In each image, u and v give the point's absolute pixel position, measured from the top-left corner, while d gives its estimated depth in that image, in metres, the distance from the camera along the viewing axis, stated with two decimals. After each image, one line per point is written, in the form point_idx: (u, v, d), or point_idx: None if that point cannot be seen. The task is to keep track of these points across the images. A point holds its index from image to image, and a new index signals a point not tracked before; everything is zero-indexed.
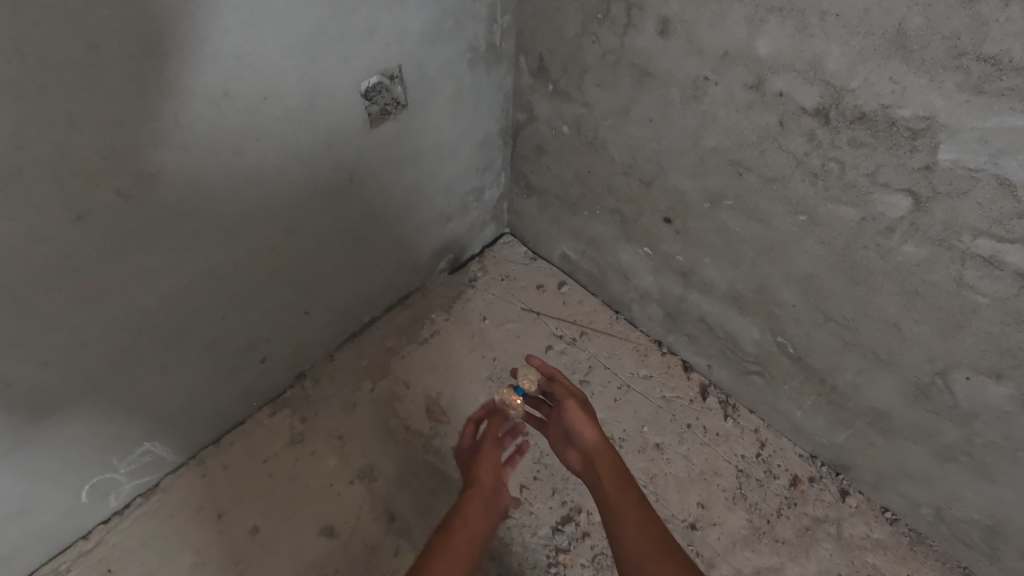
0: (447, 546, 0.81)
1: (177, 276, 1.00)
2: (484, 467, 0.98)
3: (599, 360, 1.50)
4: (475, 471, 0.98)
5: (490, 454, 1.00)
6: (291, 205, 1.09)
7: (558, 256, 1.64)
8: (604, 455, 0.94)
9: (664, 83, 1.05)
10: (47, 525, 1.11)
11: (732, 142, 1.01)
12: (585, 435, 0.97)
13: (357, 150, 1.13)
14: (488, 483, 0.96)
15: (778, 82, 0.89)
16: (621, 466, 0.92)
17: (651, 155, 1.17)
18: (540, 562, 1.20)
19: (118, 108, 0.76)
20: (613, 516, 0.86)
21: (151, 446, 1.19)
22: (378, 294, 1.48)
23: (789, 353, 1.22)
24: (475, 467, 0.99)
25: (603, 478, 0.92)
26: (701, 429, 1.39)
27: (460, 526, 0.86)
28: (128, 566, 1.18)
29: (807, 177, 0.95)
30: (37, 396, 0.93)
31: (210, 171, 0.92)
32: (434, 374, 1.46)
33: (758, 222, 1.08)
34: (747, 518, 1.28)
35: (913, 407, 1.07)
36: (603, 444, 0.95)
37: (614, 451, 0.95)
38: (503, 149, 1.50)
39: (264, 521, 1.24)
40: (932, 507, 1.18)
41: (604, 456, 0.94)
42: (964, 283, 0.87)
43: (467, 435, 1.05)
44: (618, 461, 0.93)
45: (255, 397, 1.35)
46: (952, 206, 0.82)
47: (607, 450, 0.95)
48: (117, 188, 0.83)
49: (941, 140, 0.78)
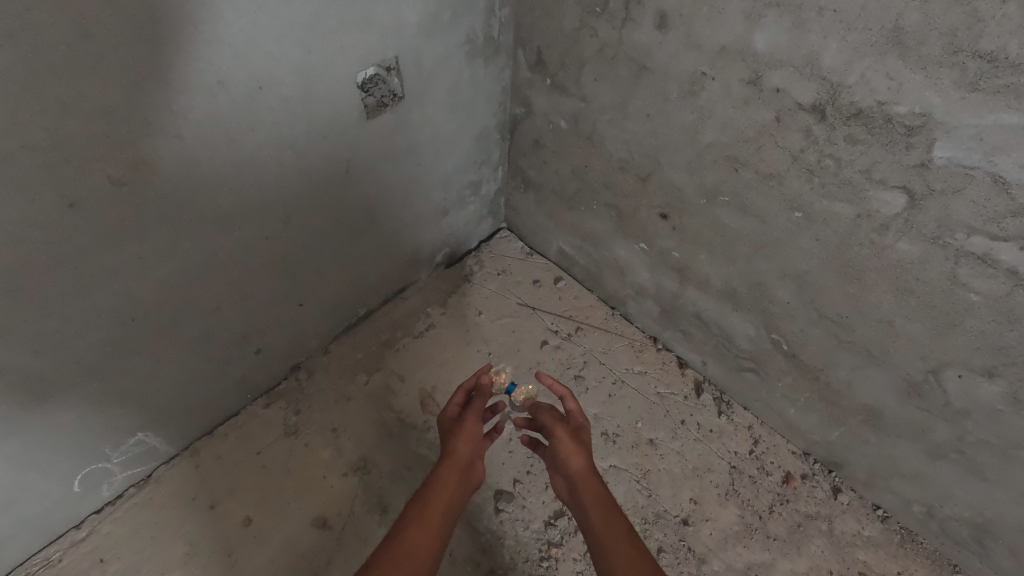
0: (421, 517, 0.84)
1: (170, 266, 0.99)
2: (460, 441, 0.97)
3: (593, 355, 1.50)
4: (450, 443, 0.97)
5: (468, 429, 0.99)
6: (286, 196, 1.09)
7: (555, 251, 1.64)
8: (590, 485, 0.92)
9: (661, 78, 1.05)
10: (39, 514, 1.11)
11: (729, 137, 1.01)
12: (573, 462, 0.95)
13: (353, 141, 1.13)
14: (463, 457, 0.95)
15: (775, 78, 0.89)
16: (606, 495, 0.91)
17: (648, 150, 1.17)
18: (532, 555, 1.21)
19: (111, 94, 0.76)
20: (600, 547, 0.84)
21: (145, 436, 1.19)
22: (373, 287, 1.48)
23: (783, 350, 1.22)
24: (451, 440, 0.98)
25: (589, 509, 0.90)
26: (695, 425, 1.40)
27: (433, 501, 0.87)
28: (120, 556, 1.18)
29: (803, 174, 0.95)
30: (29, 384, 0.93)
31: (204, 160, 0.92)
32: (429, 367, 1.46)
33: (754, 219, 1.08)
34: (739, 514, 1.28)
35: (906, 404, 1.07)
36: (589, 471, 0.94)
37: (600, 481, 0.94)
38: (501, 144, 1.50)
39: (257, 513, 1.24)
40: (923, 505, 1.19)
41: (589, 487, 0.92)
42: (957, 281, 0.87)
43: (452, 406, 1.06)
44: (604, 493, 0.92)
45: (249, 388, 1.35)
46: (947, 203, 0.82)
47: (594, 480, 0.93)
48: (110, 176, 0.82)
49: (937, 137, 0.78)
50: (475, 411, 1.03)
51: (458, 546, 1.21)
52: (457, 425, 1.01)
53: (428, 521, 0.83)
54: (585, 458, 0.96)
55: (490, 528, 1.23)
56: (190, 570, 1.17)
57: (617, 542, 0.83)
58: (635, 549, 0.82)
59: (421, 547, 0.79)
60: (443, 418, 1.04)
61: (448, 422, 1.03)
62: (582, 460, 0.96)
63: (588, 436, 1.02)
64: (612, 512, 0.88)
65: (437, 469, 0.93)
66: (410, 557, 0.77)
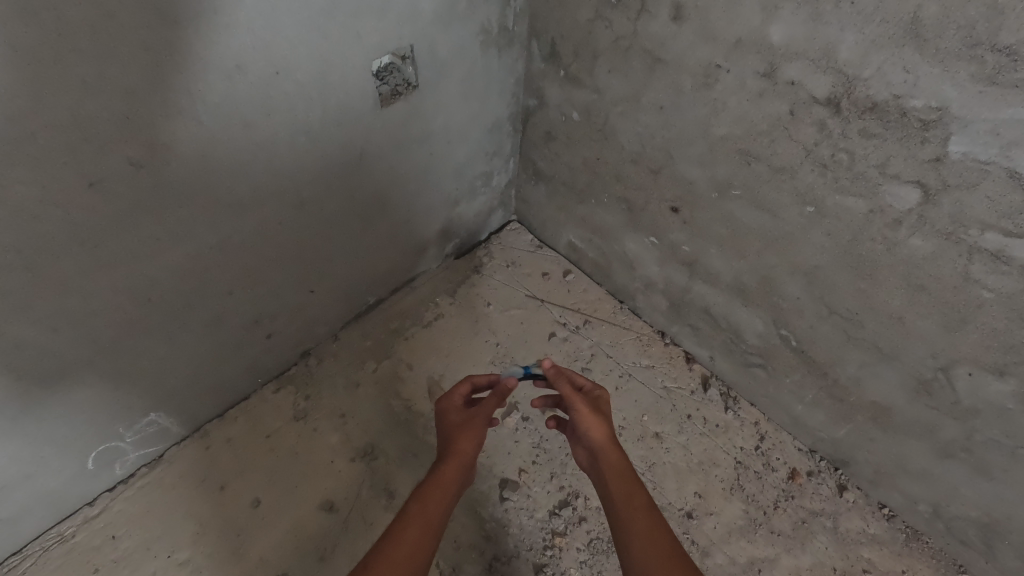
0: (422, 514, 0.83)
1: (186, 248, 1.01)
2: (465, 436, 0.96)
3: (601, 348, 1.50)
4: (454, 439, 0.96)
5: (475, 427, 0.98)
6: (300, 181, 1.10)
7: (564, 244, 1.64)
8: (611, 455, 0.93)
9: (675, 70, 1.05)
10: (55, 489, 1.14)
11: (742, 130, 1.01)
12: (593, 433, 0.95)
13: (367, 129, 1.13)
14: (466, 455, 0.94)
15: (791, 71, 0.89)
16: (627, 467, 0.90)
17: (660, 143, 1.17)
18: (536, 544, 1.21)
19: (132, 76, 0.77)
20: (620, 522, 0.84)
21: (157, 416, 1.21)
22: (383, 276, 1.49)
23: (792, 346, 1.22)
24: (456, 436, 0.97)
25: (609, 481, 0.90)
26: (701, 419, 1.40)
27: (435, 495, 0.87)
28: (131, 533, 1.20)
29: (816, 168, 0.95)
30: (47, 361, 0.95)
31: (221, 144, 0.93)
32: (437, 356, 1.47)
33: (766, 213, 1.07)
34: (744, 509, 1.28)
35: (915, 402, 1.07)
36: (608, 445, 0.94)
37: (622, 452, 0.93)
38: (513, 135, 1.50)
39: (265, 495, 1.25)
40: (929, 504, 1.19)
41: (609, 458, 0.92)
42: (970, 278, 0.87)
43: (458, 394, 1.05)
44: (625, 465, 0.91)
45: (260, 372, 1.37)
46: (962, 199, 0.82)
47: (616, 450, 0.93)
48: (129, 156, 0.84)
49: (953, 132, 0.78)
50: (485, 405, 1.02)
51: (463, 533, 1.22)
52: (465, 417, 1.00)
53: (429, 516, 0.83)
54: (604, 431, 0.95)
55: (495, 516, 1.24)
56: (199, 549, 1.18)
57: (637, 518, 0.83)
58: (655, 524, 0.82)
59: (421, 545, 0.78)
60: (447, 409, 1.03)
61: (454, 414, 1.02)
62: (602, 432, 0.95)
63: (608, 407, 1.02)
64: (632, 485, 0.88)
65: (439, 464, 0.93)
66: (411, 557, 0.76)
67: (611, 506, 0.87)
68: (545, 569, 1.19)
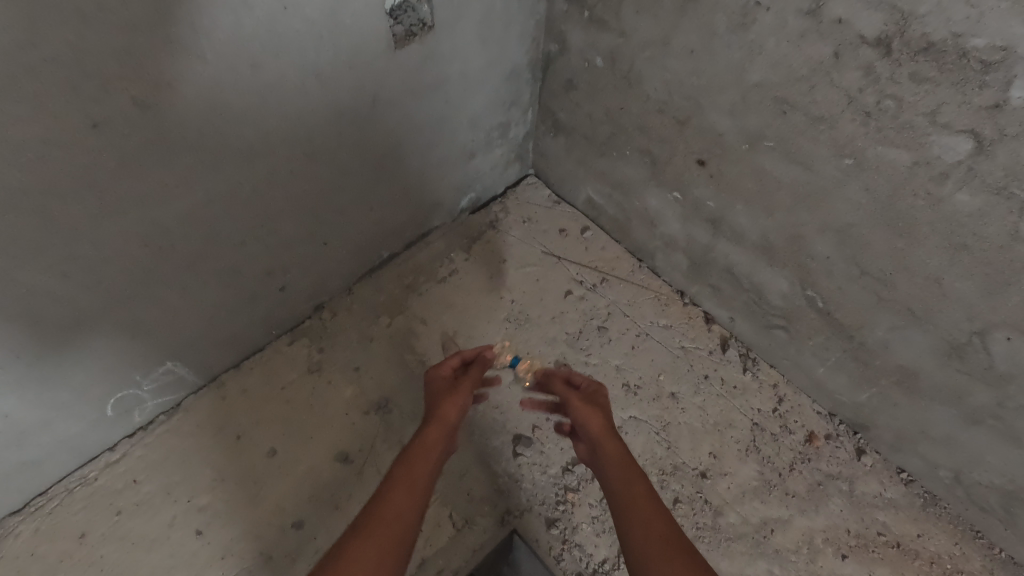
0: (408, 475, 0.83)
1: (196, 196, 0.98)
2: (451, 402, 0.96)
3: (618, 306, 1.47)
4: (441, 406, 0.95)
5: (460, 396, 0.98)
6: (310, 127, 1.06)
7: (583, 199, 1.58)
8: (608, 442, 0.92)
9: (709, 9, 0.97)
10: (75, 434, 1.15)
11: (779, 76, 0.94)
12: (591, 423, 0.95)
13: (379, 73, 1.08)
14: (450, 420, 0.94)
15: (838, 8, 0.82)
16: (627, 457, 0.89)
17: (689, 91, 1.10)
18: (548, 499, 1.22)
19: (132, 8, 0.73)
20: (620, 506, 0.84)
21: (173, 365, 1.21)
22: (397, 230, 1.46)
23: (818, 308, 1.18)
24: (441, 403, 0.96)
25: (609, 469, 0.89)
26: (718, 380, 1.37)
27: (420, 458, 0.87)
28: (152, 478, 1.22)
29: (858, 117, 0.89)
30: (61, 307, 0.95)
31: (226, 85, 0.89)
32: (452, 313, 1.45)
33: (800, 166, 1.01)
34: (759, 470, 1.27)
35: (945, 366, 1.03)
36: (606, 433, 0.93)
37: (618, 440, 0.92)
38: (532, 84, 1.43)
39: (281, 445, 1.27)
40: (950, 470, 1.16)
41: (608, 446, 0.91)
42: (1019, 237, 0.82)
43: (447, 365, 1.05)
44: (624, 452, 0.90)
45: (274, 325, 1.36)
46: (1018, 149, 0.75)
47: (614, 440, 0.92)
48: (133, 97, 0.81)
49: (1016, 74, 0.71)
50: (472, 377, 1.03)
51: (476, 487, 1.23)
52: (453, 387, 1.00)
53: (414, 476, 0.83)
54: (603, 420, 0.95)
55: (508, 470, 1.25)
56: (218, 495, 1.21)
57: (638, 503, 0.83)
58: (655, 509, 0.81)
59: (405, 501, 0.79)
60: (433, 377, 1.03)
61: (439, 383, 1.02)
62: (600, 422, 0.95)
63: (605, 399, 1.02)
64: (632, 472, 0.87)
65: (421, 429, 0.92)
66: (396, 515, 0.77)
67: (610, 489, 0.87)
68: (556, 523, 1.20)
